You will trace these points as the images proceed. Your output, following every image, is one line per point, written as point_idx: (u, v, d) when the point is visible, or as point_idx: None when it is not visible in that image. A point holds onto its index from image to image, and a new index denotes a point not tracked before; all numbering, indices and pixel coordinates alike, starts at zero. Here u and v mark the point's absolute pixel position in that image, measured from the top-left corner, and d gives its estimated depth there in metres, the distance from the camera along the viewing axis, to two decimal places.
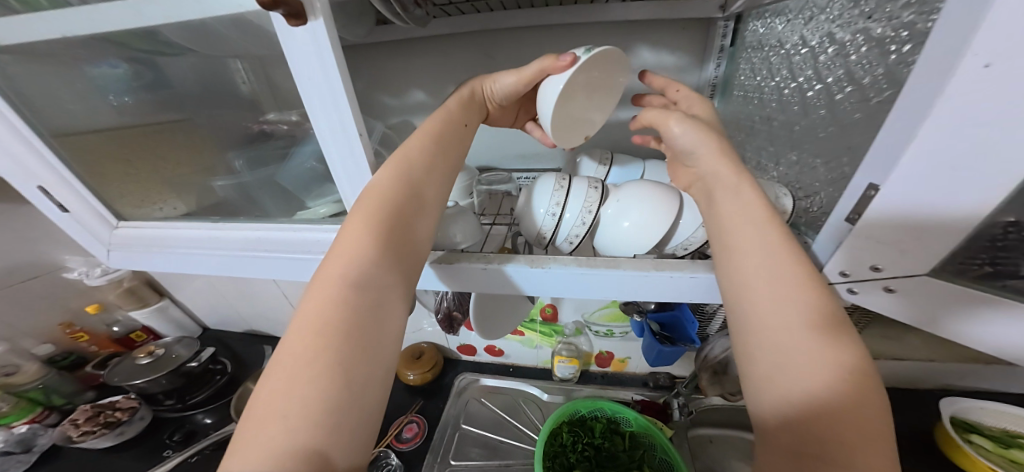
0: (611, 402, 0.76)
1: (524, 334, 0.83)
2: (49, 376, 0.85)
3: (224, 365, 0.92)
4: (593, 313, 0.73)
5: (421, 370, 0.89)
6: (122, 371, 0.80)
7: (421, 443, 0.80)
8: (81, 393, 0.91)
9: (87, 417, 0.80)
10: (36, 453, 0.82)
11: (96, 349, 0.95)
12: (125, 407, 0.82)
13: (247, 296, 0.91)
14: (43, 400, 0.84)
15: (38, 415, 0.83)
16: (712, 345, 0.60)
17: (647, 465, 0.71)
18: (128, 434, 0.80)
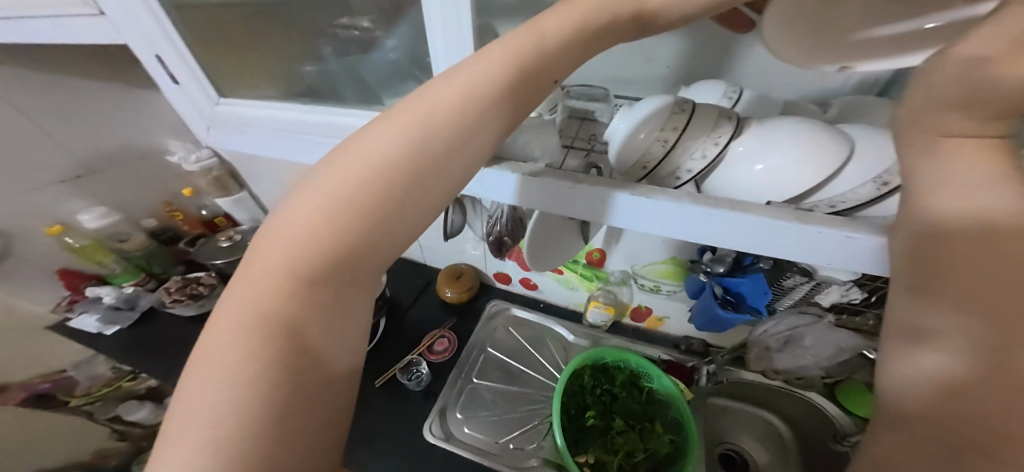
0: (639, 359, 0.76)
1: (563, 274, 0.84)
2: (150, 248, 1.01)
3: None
4: (644, 266, 0.72)
5: (458, 290, 0.95)
6: (207, 250, 0.92)
7: (449, 359, 0.88)
8: (173, 266, 1.08)
9: (178, 287, 0.95)
10: (138, 311, 0.98)
11: (189, 228, 1.06)
12: (205, 284, 0.97)
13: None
14: (147, 267, 1.03)
15: (141, 281, 1.01)
16: (778, 321, 0.57)
17: (657, 421, 0.74)
18: (207, 307, 0.96)
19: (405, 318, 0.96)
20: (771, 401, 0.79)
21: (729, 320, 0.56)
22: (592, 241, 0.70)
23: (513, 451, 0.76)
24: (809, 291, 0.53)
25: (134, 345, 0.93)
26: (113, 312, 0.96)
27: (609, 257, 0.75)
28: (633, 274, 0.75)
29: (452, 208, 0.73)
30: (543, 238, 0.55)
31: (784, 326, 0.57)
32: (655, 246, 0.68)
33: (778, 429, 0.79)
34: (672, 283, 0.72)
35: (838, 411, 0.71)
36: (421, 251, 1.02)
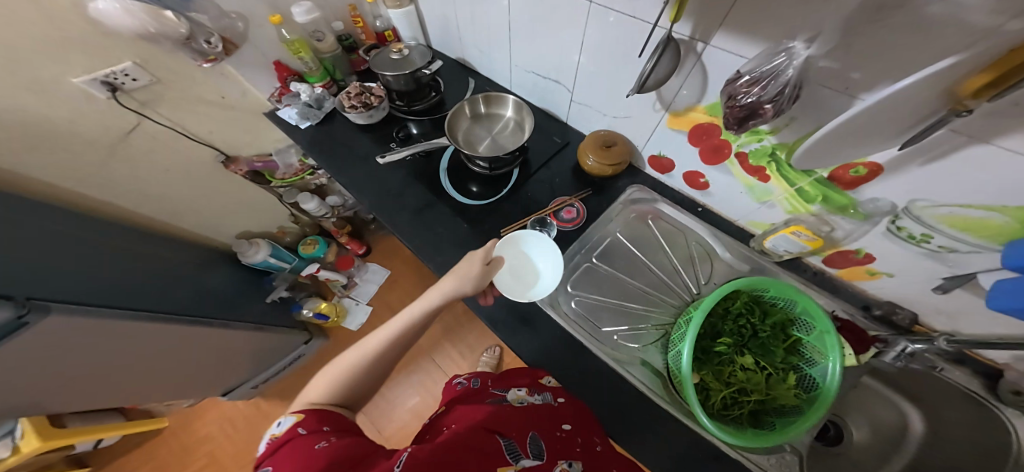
0: (811, 300, 0.59)
1: (769, 181, 0.65)
2: (337, 54, 1.05)
3: (438, 85, 1.04)
4: (936, 203, 0.47)
5: (602, 161, 0.83)
6: (381, 61, 0.93)
7: (574, 230, 0.84)
8: (350, 75, 1.12)
9: (355, 94, 0.97)
10: (322, 112, 1.06)
11: (365, 39, 1.12)
12: (376, 95, 0.98)
13: (472, 12, 0.88)
14: (331, 73, 1.08)
15: (327, 85, 1.08)
16: None
17: (790, 373, 0.63)
18: (378, 118, 1.01)
19: (533, 174, 0.90)
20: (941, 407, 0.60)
21: None
22: (884, 152, 0.46)
23: (615, 342, 0.75)
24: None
25: (316, 142, 1.02)
26: (308, 108, 1.04)
27: (879, 180, 0.51)
28: (901, 212, 0.52)
29: (664, 53, 0.59)
30: (850, 128, 0.40)
31: None
32: (969, 183, 0.42)
33: (911, 426, 0.62)
34: (962, 239, 0.48)
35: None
36: (568, 105, 0.90)
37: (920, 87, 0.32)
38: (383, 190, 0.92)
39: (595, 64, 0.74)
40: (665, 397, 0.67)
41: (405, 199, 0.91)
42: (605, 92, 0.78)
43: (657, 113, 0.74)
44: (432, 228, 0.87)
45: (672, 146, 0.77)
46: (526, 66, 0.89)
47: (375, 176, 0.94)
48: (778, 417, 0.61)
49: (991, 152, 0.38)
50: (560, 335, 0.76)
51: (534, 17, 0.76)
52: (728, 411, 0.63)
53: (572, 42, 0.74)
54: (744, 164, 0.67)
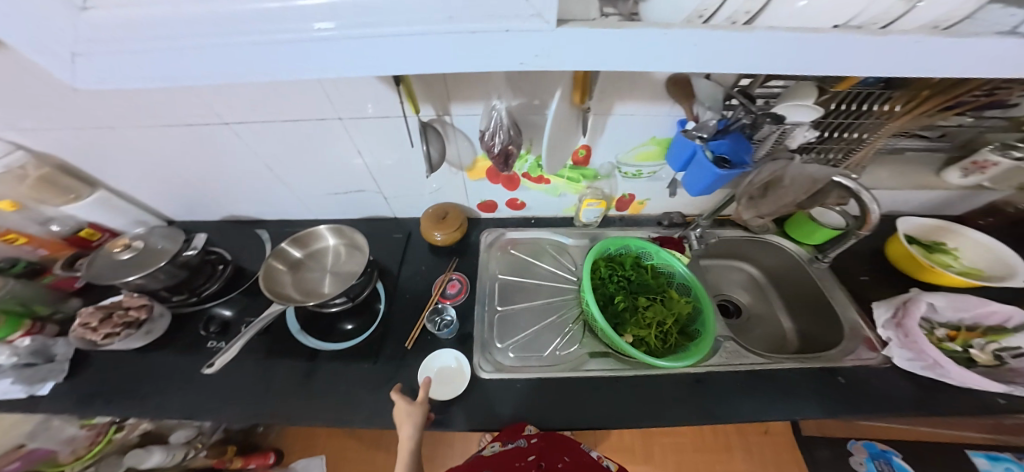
0: (638, 241, 0.83)
1: (551, 181, 0.81)
2: (14, 287, 0.74)
3: (219, 255, 0.88)
4: (627, 153, 0.71)
5: (449, 231, 0.89)
6: (104, 268, 0.71)
7: (468, 297, 0.87)
8: (63, 301, 0.82)
9: (101, 320, 0.73)
10: (63, 360, 0.74)
11: (47, 253, 0.83)
12: (136, 306, 0.76)
13: (227, 170, 0.80)
14: (26, 311, 0.75)
15: (32, 328, 0.73)
16: (758, 171, 0.55)
17: (670, 289, 0.83)
18: (158, 332, 0.78)
19: (398, 278, 0.90)
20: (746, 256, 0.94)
21: (726, 178, 0.55)
22: (583, 138, 0.67)
23: (562, 355, 0.80)
24: (775, 138, 0.55)
25: (91, 395, 0.71)
26: (30, 370, 0.70)
27: (594, 152, 0.72)
28: (618, 165, 0.74)
29: (429, 139, 0.69)
30: (558, 135, 0.58)
31: (765, 174, 0.55)
32: (642, 128, 0.64)
33: (753, 277, 0.96)
34: (653, 164, 0.73)
35: (790, 243, 0.87)
36: (386, 203, 0.92)
37: (565, 103, 0.55)
38: (247, 396, 0.72)
39: (381, 161, 0.79)
40: (627, 367, 0.76)
41: (280, 387, 0.73)
42: (405, 177, 0.84)
43: (458, 174, 0.83)
44: (339, 390, 0.73)
45: (482, 190, 0.89)
46: (323, 191, 0.87)
47: (225, 389, 0.72)
48: (695, 323, 0.80)
49: (621, 117, 0.62)
50: (522, 384, 0.75)
51: (299, 149, 0.75)
52: (667, 344, 0.78)
53: (346, 153, 0.76)
54: (531, 178, 0.82)
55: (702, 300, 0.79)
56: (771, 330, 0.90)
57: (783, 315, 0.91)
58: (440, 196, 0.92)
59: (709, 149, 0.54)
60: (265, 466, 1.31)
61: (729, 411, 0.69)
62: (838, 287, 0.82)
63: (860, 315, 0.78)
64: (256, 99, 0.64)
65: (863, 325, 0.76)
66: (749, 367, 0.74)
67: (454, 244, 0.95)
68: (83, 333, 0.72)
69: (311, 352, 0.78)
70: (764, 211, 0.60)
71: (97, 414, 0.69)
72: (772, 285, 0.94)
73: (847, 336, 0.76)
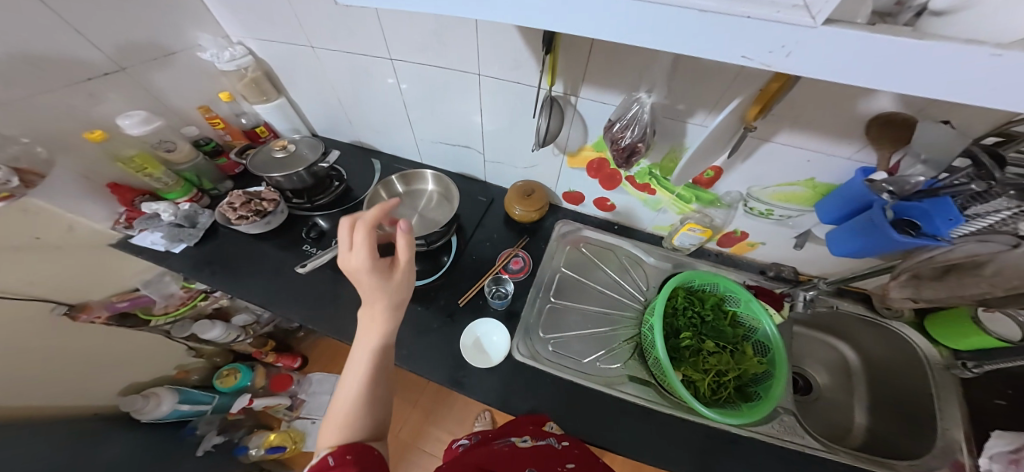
0: (729, 280, 0.76)
1: (655, 193, 0.77)
2: (199, 160, 0.84)
3: (338, 173, 0.93)
4: (764, 188, 0.63)
5: (529, 209, 0.88)
6: (261, 160, 0.77)
7: (528, 277, 0.86)
8: (221, 181, 0.91)
9: (240, 203, 0.80)
10: (201, 228, 0.83)
11: (231, 140, 0.93)
12: (269, 199, 0.82)
13: (360, 99, 0.83)
14: (197, 182, 0.87)
15: (195, 196, 0.86)
16: (949, 248, 0.44)
17: (745, 344, 0.77)
18: (275, 224, 0.84)
19: (471, 237, 0.92)
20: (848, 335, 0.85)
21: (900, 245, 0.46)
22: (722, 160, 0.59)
23: (600, 369, 0.77)
24: (1006, 216, 0.42)
25: (204, 263, 0.80)
26: (177, 229, 0.80)
27: (724, 176, 0.65)
28: (745, 197, 0.66)
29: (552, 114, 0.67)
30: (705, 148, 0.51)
31: (958, 253, 0.44)
32: (798, 167, 0.55)
33: (846, 358, 0.86)
34: (791, 209, 0.63)
35: (923, 340, 0.74)
36: (482, 165, 0.92)
37: (735, 115, 0.46)
38: (320, 303, 0.76)
39: (502, 125, 0.77)
40: (665, 403, 0.71)
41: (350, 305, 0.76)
42: (515, 146, 0.82)
43: (557, 156, 0.81)
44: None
45: (579, 180, 0.85)
46: (434, 138, 0.87)
47: (303, 291, 0.77)
48: (757, 385, 0.73)
49: (777, 147, 0.54)
50: (552, 379, 0.73)
51: (433, 95, 0.75)
52: (715, 394, 0.73)
53: (475, 109, 0.75)
54: (633, 184, 0.78)
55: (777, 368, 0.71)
56: (834, 419, 0.82)
57: (859, 409, 0.82)
58: (532, 174, 0.91)
59: (892, 208, 0.45)
60: (290, 368, 1.42)
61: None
62: (956, 402, 0.68)
63: (966, 437, 0.65)
64: (417, 39, 0.64)
65: (962, 447, 0.64)
66: (804, 451, 0.68)
67: (528, 223, 0.94)
68: (226, 210, 0.80)
69: None
70: (927, 295, 0.50)
71: (205, 281, 0.77)
72: (864, 378, 0.83)
73: (935, 452, 0.66)
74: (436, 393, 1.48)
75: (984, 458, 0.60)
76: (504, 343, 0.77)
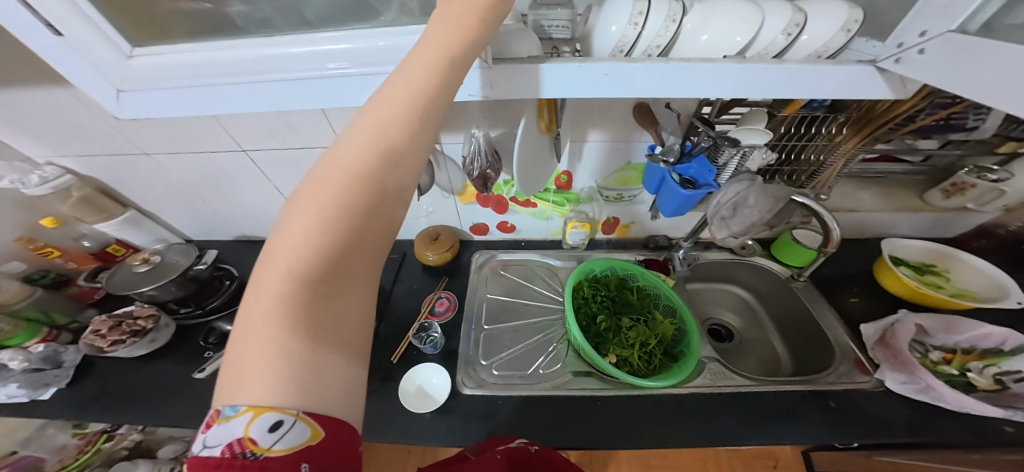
0: (619, 261, 0.81)
1: (537, 205, 0.84)
2: (36, 295, 0.79)
3: (228, 271, 0.92)
4: (606, 177, 0.74)
5: (440, 251, 0.92)
6: (120, 279, 0.75)
7: (456, 314, 0.87)
8: (81, 311, 0.87)
9: (110, 328, 0.76)
10: (69, 367, 0.76)
11: (76, 266, 0.89)
12: (145, 315, 0.78)
13: (235, 194, 0.85)
14: (45, 319, 0.80)
15: (48, 335, 0.78)
16: (723, 193, 0.57)
17: (656, 310, 0.79)
18: (163, 341, 0.79)
19: (392, 291, 0.92)
20: (732, 277, 0.93)
21: (694, 198, 0.57)
22: (560, 163, 0.70)
23: (544, 374, 0.77)
24: (738, 161, 0.57)
25: (88, 402, 0.73)
26: (35, 374, 0.72)
27: (576, 176, 0.75)
28: (598, 189, 0.77)
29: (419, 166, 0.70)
30: (527, 157, 0.59)
31: (730, 195, 0.56)
32: (613, 156, 0.69)
33: (744, 299, 0.94)
34: (633, 188, 0.76)
35: (777, 265, 0.86)
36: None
37: (533, 128, 0.56)
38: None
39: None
40: (609, 386, 0.71)
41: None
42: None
43: (449, 198, 0.87)
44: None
45: (473, 213, 0.91)
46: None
47: (208, 397, 0.72)
48: (679, 344, 0.75)
49: (595, 144, 0.67)
50: (502, 401, 0.71)
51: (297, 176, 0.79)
52: (651, 365, 0.72)
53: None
54: (518, 202, 0.85)
55: (687, 322, 0.74)
56: (762, 353, 0.87)
57: (774, 337, 0.87)
58: (433, 219, 0.95)
59: (676, 170, 0.57)
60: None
61: (720, 433, 0.62)
62: (826, 305, 0.80)
63: (851, 338, 0.74)
64: (259, 132, 0.70)
65: (853, 347, 0.72)
66: (737, 390, 0.67)
67: (446, 265, 0.96)
68: (93, 339, 0.74)
69: None
70: (735, 229, 0.59)
71: (90, 421, 0.70)
72: (763, 307, 0.91)
73: (841, 356, 0.72)
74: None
75: (873, 351, 0.69)
76: (447, 385, 0.74)
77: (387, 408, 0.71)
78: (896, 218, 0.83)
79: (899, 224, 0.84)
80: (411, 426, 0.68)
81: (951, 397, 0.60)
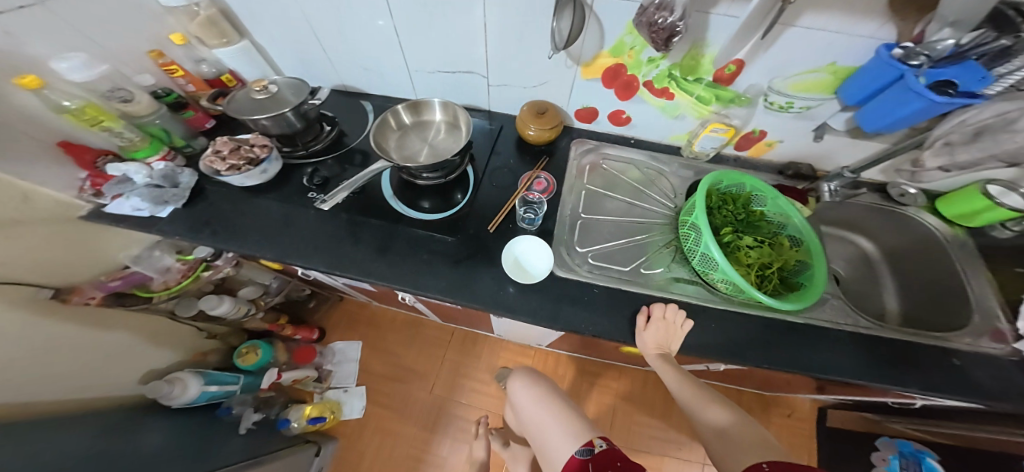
0: (759, 182, 0.75)
1: (674, 97, 0.76)
2: (162, 112, 0.74)
3: (327, 116, 0.87)
4: (785, 79, 0.64)
5: (543, 127, 0.82)
6: (239, 104, 0.69)
7: (551, 198, 0.83)
8: (194, 138, 0.83)
9: (229, 151, 0.73)
10: (186, 189, 0.76)
11: (194, 90, 0.83)
12: (259, 146, 0.75)
13: (351, 36, 0.75)
14: (166, 139, 0.77)
15: (168, 155, 0.76)
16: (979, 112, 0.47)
17: (780, 237, 0.75)
18: (271, 175, 0.76)
19: (487, 164, 0.86)
20: (867, 227, 0.83)
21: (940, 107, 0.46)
22: (751, 46, 0.61)
23: (646, 274, 0.78)
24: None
25: (201, 225, 0.73)
26: (158, 189, 0.72)
27: (744, 71, 0.67)
28: (767, 92, 0.68)
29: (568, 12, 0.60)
30: None
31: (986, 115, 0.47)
32: (820, 51, 0.57)
33: (866, 252, 0.85)
34: (810, 100, 0.66)
35: (938, 221, 0.75)
36: (485, 92, 0.86)
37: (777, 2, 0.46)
38: (334, 249, 0.72)
39: (509, 50, 0.73)
40: (716, 298, 0.75)
41: (368, 246, 0.73)
42: (517, 63, 0.76)
43: (570, 69, 0.76)
44: (421, 260, 0.73)
45: (597, 93, 0.81)
46: (428, 69, 0.81)
47: (315, 237, 0.73)
48: (797, 275, 0.73)
49: (798, 32, 0.57)
50: (599, 290, 0.74)
51: (418, 14, 0.67)
52: (761, 288, 0.73)
53: (473, 34, 0.70)
54: (651, 90, 0.76)
55: (813, 255, 0.71)
56: (866, 306, 0.82)
57: (889, 294, 0.81)
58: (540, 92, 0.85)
59: (925, 74, 0.46)
60: (310, 340, 1.45)
61: (818, 363, 0.65)
62: (984, 273, 0.69)
63: (1000, 304, 0.66)
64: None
65: (1000, 315, 0.64)
66: (852, 330, 0.68)
67: (544, 145, 0.90)
68: (212, 159, 0.71)
69: (402, 221, 0.77)
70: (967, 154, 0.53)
71: (206, 243, 0.71)
72: (885, 262, 0.83)
73: (972, 325, 0.65)
74: (461, 346, 1.52)
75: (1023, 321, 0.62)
76: (542, 269, 0.74)
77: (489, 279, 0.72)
78: None
79: None
80: (503, 296, 0.70)
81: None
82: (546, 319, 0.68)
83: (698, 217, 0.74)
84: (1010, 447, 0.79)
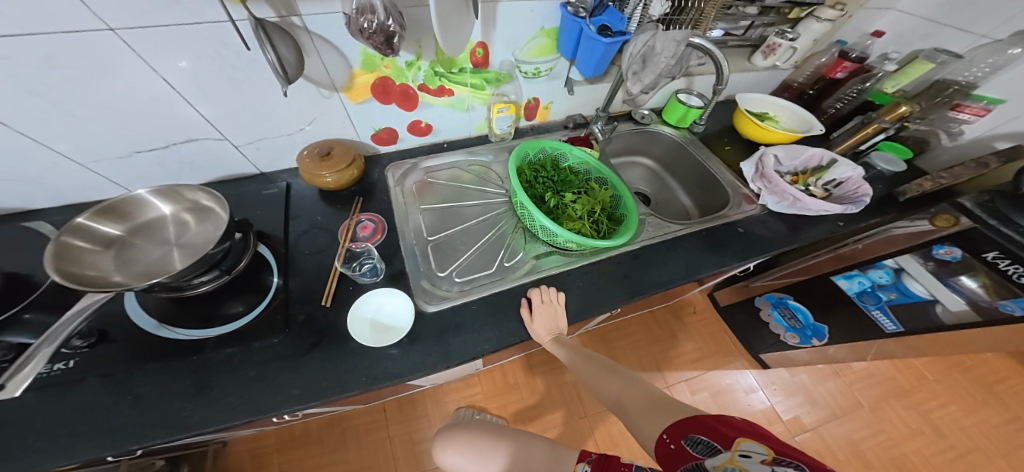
0: (552, 143, 0.83)
1: (453, 92, 0.75)
2: None
3: None
4: (523, 49, 0.72)
5: (337, 169, 0.70)
6: None
7: (387, 236, 0.74)
8: None
9: None
10: None
11: None
12: None
13: None
14: None
15: None
16: (631, 45, 0.61)
17: (590, 184, 0.83)
18: None
19: (290, 235, 0.71)
20: (646, 149, 0.96)
21: (610, 48, 0.63)
22: (475, 30, 0.64)
23: (509, 266, 0.76)
24: (643, 9, 0.67)
25: None
26: None
27: (492, 51, 0.71)
28: (517, 64, 0.74)
29: (273, 36, 0.50)
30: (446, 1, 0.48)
31: (637, 47, 0.61)
32: (529, 18, 0.66)
33: (653, 169, 0.98)
34: (550, 61, 0.76)
35: (670, 130, 0.90)
36: (239, 154, 0.70)
37: None
38: (102, 425, 0.49)
39: (227, 107, 0.60)
40: (573, 258, 0.76)
41: (161, 399, 0.52)
42: (255, 114, 0.64)
43: (331, 98, 0.67)
44: (250, 380, 0.55)
45: (374, 117, 0.75)
46: (114, 155, 0.61)
47: (57, 425, 0.48)
48: (616, 209, 0.81)
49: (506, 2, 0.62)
50: (476, 305, 0.68)
51: (31, 89, 0.48)
52: (600, 231, 0.77)
53: (165, 96, 0.55)
54: (429, 92, 0.73)
55: (614, 186, 0.80)
56: (674, 209, 0.93)
57: (681, 194, 0.94)
58: (317, 133, 0.74)
59: (591, 23, 0.63)
60: None
61: (664, 277, 0.71)
62: (714, 156, 0.87)
63: (735, 176, 0.82)
64: None
65: (739, 184, 0.81)
66: (673, 235, 0.76)
67: (354, 186, 0.80)
68: None
69: (203, 344, 0.57)
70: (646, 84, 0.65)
71: None
72: (667, 172, 0.97)
73: (733, 195, 0.80)
74: (402, 412, 1.36)
75: (754, 184, 0.78)
76: (405, 314, 0.64)
77: (347, 355, 0.58)
78: (761, 78, 0.99)
79: (761, 84, 1.03)
80: (378, 365, 0.58)
81: (811, 204, 0.72)
82: (439, 364, 0.59)
83: (518, 191, 0.75)
84: (817, 268, 0.98)
